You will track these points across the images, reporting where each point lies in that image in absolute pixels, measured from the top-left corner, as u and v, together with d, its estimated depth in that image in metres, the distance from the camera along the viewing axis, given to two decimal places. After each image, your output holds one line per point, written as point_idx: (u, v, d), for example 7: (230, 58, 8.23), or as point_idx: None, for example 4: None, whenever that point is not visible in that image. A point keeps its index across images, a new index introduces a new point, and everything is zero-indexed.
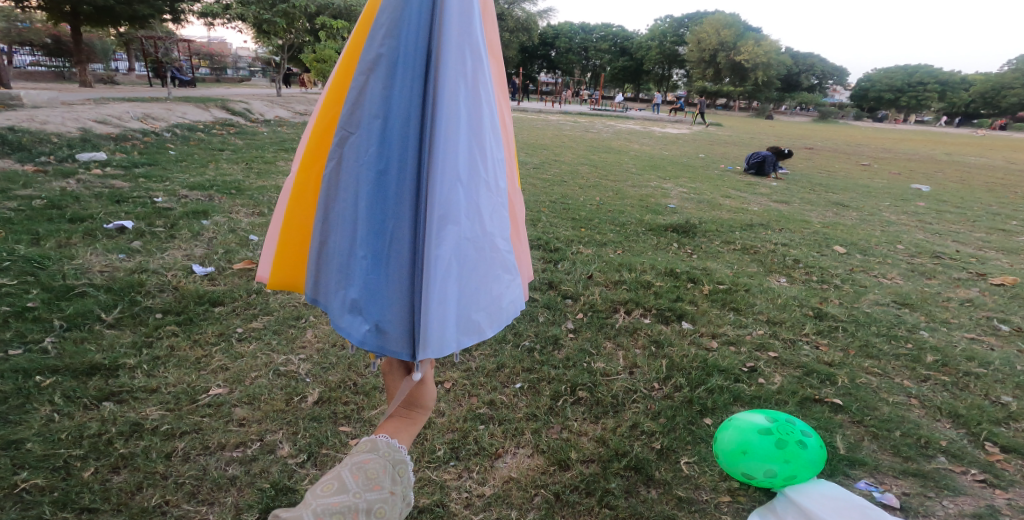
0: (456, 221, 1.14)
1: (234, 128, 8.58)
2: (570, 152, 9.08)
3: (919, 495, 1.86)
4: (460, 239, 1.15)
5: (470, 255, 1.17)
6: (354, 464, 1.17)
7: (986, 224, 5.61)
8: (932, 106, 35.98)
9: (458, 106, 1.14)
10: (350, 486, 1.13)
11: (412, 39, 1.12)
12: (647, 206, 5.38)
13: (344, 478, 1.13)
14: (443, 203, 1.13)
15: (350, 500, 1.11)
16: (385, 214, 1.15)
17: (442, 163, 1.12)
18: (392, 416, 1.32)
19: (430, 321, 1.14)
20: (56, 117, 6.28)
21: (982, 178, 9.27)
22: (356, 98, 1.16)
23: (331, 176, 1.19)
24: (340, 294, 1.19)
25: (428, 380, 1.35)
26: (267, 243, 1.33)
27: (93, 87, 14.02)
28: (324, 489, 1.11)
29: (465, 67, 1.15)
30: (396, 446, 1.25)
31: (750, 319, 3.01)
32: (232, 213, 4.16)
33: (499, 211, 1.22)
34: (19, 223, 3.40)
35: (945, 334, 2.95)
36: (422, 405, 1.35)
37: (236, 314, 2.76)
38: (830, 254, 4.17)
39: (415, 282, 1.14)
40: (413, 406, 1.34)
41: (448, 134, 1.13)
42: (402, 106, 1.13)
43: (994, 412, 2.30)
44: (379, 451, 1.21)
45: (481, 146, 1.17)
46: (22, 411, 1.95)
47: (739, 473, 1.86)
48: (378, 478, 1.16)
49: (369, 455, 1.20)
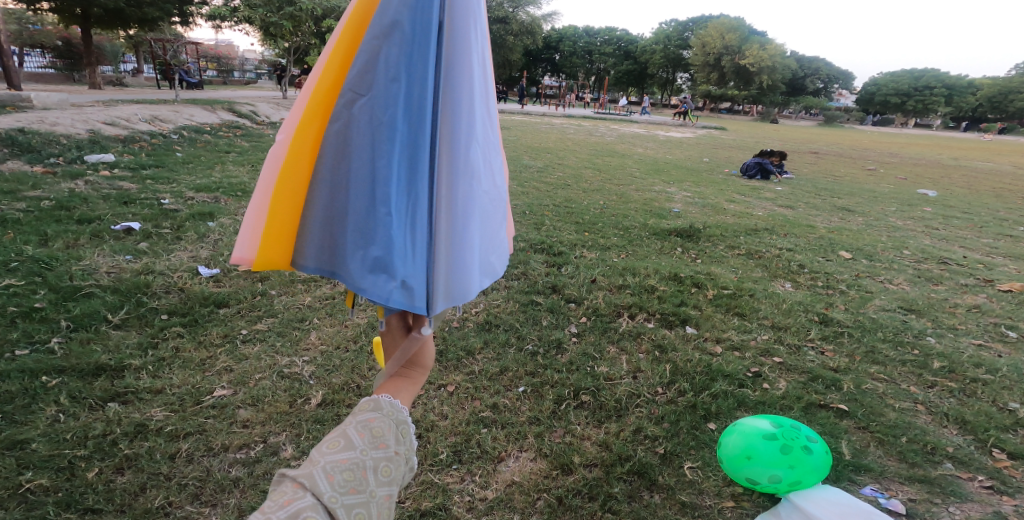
0: (474, 177, 1.22)
1: (241, 130, 8.65)
2: (575, 156, 9.09)
3: (926, 501, 1.85)
4: (478, 193, 1.24)
5: (486, 207, 1.27)
6: (359, 423, 1.14)
7: (995, 230, 5.57)
8: (939, 111, 35.76)
9: (472, 74, 1.21)
10: (356, 443, 1.11)
11: (429, 6, 1.15)
12: (651, 210, 5.37)
13: (350, 436, 1.11)
14: (464, 161, 1.20)
15: (358, 458, 1.08)
16: (406, 173, 1.16)
17: (461, 125, 1.20)
18: (391, 375, 1.30)
19: (458, 268, 1.20)
20: (65, 119, 6.34)
21: (990, 184, 9.20)
22: (369, 64, 1.15)
23: (340, 141, 1.16)
24: (358, 254, 1.15)
25: (428, 340, 1.33)
26: (251, 220, 1.21)
27: (102, 90, 14.15)
28: (330, 447, 1.08)
29: (474, 40, 1.22)
30: (398, 406, 1.23)
31: (754, 324, 3.00)
32: (238, 215, 4.18)
33: (499, 168, 1.34)
34: (27, 223, 3.43)
35: (952, 340, 2.93)
36: (421, 364, 1.33)
37: (241, 316, 2.77)
38: (836, 260, 4.16)
39: (442, 234, 1.18)
40: (413, 365, 1.32)
41: (465, 100, 1.20)
42: (422, 73, 1.16)
43: (1002, 419, 2.28)
44: (382, 411, 1.19)
45: (486, 111, 1.28)
46: (28, 411, 1.96)
47: (743, 478, 1.85)
48: (383, 437, 1.15)
49: (373, 414, 1.17)
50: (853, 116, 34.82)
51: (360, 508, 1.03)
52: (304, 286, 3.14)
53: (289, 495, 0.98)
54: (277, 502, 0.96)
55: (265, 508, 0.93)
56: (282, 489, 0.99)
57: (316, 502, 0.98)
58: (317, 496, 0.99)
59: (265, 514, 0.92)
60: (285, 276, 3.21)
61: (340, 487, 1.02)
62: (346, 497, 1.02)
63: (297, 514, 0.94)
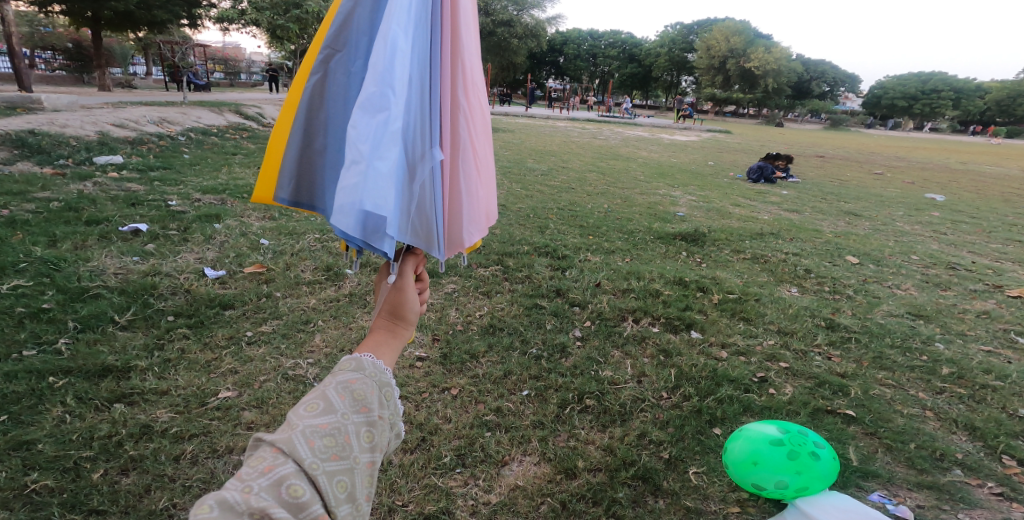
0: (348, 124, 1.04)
1: (247, 132, 8.70)
2: (579, 159, 9.11)
3: (934, 507, 1.83)
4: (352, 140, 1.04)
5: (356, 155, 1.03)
6: (339, 384, 1.05)
7: (1003, 236, 5.52)
8: (947, 115, 35.55)
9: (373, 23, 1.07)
10: (337, 406, 1.02)
11: None
12: (656, 214, 5.36)
13: (330, 399, 1.02)
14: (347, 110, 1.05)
15: (339, 422, 1.00)
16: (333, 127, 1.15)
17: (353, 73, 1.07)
18: (376, 328, 1.17)
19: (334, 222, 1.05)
20: (75, 121, 6.41)
21: (999, 188, 9.12)
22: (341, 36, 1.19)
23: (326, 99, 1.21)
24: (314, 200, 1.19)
25: (411, 288, 1.17)
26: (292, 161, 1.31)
27: (111, 92, 14.30)
28: (309, 409, 0.99)
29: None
30: (382, 367, 1.12)
31: (760, 329, 2.98)
32: (244, 217, 4.20)
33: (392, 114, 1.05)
34: (36, 224, 3.46)
35: (961, 346, 2.90)
36: (404, 318, 1.18)
37: (246, 318, 2.78)
38: (842, 265, 4.13)
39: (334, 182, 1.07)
40: (398, 318, 1.18)
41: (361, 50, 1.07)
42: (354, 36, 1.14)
43: (1012, 426, 2.26)
44: (365, 371, 1.09)
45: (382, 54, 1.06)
46: (34, 412, 1.98)
47: (750, 484, 1.83)
48: (366, 400, 1.05)
49: (355, 374, 1.08)
50: (858, 120, 34.67)
51: (342, 476, 0.96)
52: (309, 288, 3.15)
53: (268, 461, 0.91)
54: (255, 469, 0.90)
55: (241, 475, 0.87)
56: (260, 455, 0.92)
57: (296, 470, 0.92)
58: (297, 464, 0.92)
59: (240, 484, 0.87)
60: (290, 278, 3.22)
61: (321, 453, 0.95)
62: (327, 465, 0.95)
63: (278, 482, 0.89)
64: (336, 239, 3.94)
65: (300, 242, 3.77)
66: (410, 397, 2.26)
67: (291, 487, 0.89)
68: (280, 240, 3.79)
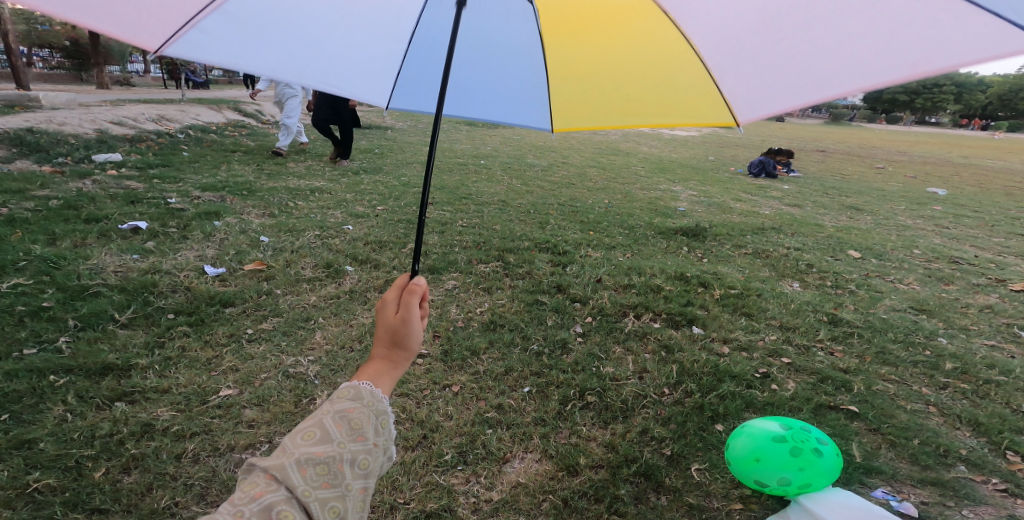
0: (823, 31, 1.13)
1: (247, 129, 8.68)
2: (579, 154, 9.07)
3: (939, 504, 1.82)
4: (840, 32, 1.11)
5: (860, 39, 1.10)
6: (338, 411, 0.95)
7: (1006, 229, 5.50)
8: (948, 109, 35.43)
9: None
10: (334, 435, 0.92)
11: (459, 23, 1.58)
12: (656, 209, 5.34)
13: (327, 427, 0.92)
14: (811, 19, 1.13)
15: (335, 450, 0.90)
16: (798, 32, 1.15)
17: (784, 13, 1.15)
18: (376, 356, 1.07)
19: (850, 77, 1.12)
20: (74, 119, 6.40)
21: (1001, 182, 9.11)
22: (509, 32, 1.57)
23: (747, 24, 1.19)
24: None
25: (420, 318, 1.08)
26: None
27: (109, 89, 14.31)
28: (305, 437, 0.90)
29: None
30: (384, 393, 1.02)
31: (761, 324, 2.97)
32: (244, 215, 4.19)
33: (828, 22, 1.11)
34: (36, 222, 3.46)
35: (964, 341, 2.89)
36: (407, 347, 1.07)
37: (246, 315, 2.77)
38: (844, 260, 4.11)
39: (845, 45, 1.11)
40: (401, 345, 1.08)
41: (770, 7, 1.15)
42: None
43: (1016, 422, 2.25)
44: (365, 399, 0.98)
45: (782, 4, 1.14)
46: (36, 411, 1.97)
47: (751, 481, 1.82)
48: (365, 429, 0.95)
49: (354, 402, 0.97)
50: (858, 115, 34.59)
51: (333, 503, 0.85)
52: (309, 285, 3.14)
53: (260, 487, 0.83)
54: (245, 493, 0.81)
55: (232, 499, 0.79)
56: (252, 479, 0.84)
57: (288, 497, 0.83)
58: (289, 491, 0.83)
59: (231, 508, 0.78)
60: (290, 275, 3.21)
61: (313, 481, 0.86)
62: (319, 494, 0.85)
63: (267, 509, 0.80)
64: (336, 236, 3.93)
65: (300, 239, 3.76)
66: (411, 394, 2.25)
67: (281, 516, 0.80)
68: (280, 238, 3.78)
